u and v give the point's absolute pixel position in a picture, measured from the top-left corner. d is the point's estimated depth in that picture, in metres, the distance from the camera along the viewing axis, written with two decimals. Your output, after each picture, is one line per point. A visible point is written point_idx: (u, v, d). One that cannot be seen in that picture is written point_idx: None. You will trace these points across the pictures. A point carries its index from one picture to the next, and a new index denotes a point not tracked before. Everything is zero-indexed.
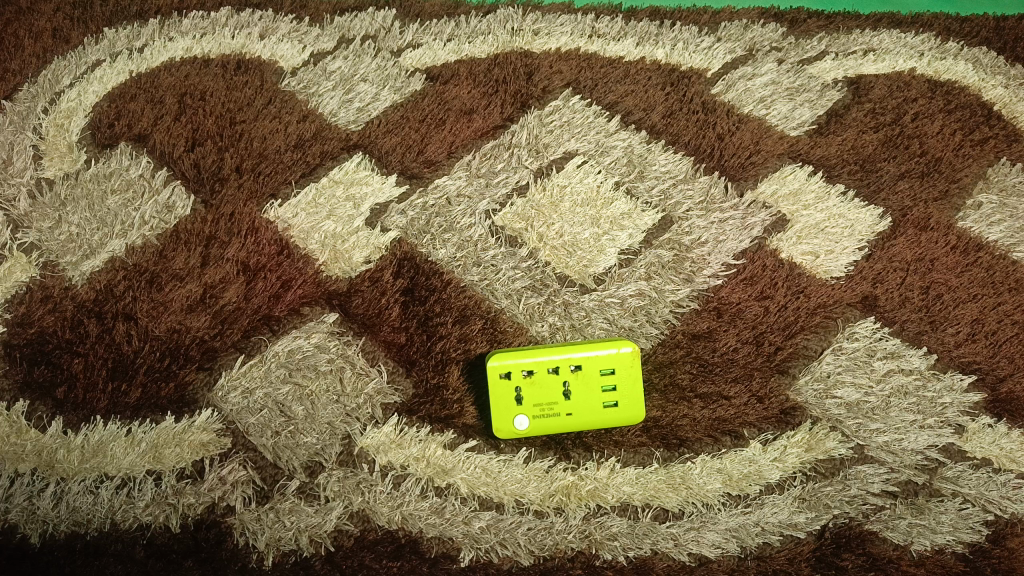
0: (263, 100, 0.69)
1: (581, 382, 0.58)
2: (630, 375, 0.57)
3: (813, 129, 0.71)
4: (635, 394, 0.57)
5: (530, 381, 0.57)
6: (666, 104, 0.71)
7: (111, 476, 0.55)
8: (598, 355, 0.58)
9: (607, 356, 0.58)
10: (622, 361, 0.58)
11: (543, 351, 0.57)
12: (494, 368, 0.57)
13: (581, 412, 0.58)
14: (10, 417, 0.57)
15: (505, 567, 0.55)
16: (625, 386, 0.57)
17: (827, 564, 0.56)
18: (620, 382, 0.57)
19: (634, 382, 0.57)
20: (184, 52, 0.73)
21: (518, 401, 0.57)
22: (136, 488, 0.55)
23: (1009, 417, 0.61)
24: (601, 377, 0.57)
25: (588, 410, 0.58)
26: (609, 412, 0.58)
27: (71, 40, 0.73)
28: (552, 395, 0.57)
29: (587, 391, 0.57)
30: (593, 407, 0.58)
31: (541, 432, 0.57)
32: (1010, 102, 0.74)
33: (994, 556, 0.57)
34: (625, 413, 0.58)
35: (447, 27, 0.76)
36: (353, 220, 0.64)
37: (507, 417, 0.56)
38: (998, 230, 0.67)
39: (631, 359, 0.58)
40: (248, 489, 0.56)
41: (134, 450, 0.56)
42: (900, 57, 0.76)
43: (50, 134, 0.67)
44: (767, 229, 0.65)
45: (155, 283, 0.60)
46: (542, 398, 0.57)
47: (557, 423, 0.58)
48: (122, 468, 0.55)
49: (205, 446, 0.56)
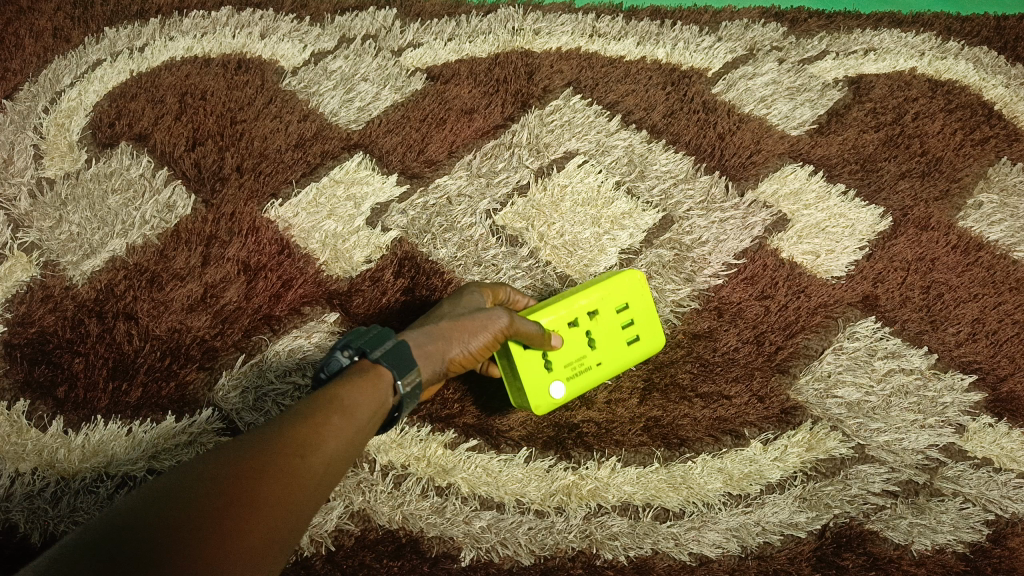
0: (264, 100, 0.69)
1: (600, 326, 0.57)
2: (643, 306, 0.58)
3: (814, 128, 0.70)
4: (652, 322, 0.58)
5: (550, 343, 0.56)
6: (667, 103, 0.71)
7: (436, 342, 0.49)
8: (609, 296, 0.57)
9: (617, 293, 0.58)
10: (632, 294, 0.58)
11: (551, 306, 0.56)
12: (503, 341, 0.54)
13: (610, 356, 0.57)
14: (10, 417, 0.57)
15: (505, 566, 0.55)
16: (641, 318, 0.58)
17: (828, 564, 0.56)
18: (635, 310, 0.58)
19: (648, 309, 0.59)
20: (184, 51, 0.72)
21: (549, 368, 0.55)
22: (466, 343, 0.51)
23: (1009, 417, 0.61)
24: (616, 313, 0.58)
25: (615, 352, 0.58)
26: (636, 347, 0.58)
27: (72, 40, 0.73)
28: (579, 349, 0.56)
29: (609, 332, 0.57)
30: (620, 346, 0.58)
31: (579, 390, 0.57)
32: (1011, 102, 0.73)
33: (994, 556, 0.56)
34: (649, 343, 0.58)
35: (447, 26, 0.75)
36: (353, 220, 0.64)
37: (544, 388, 0.55)
38: (998, 229, 0.67)
39: (638, 288, 0.58)
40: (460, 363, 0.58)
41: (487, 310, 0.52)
42: (901, 57, 0.75)
43: (51, 133, 0.67)
44: (767, 229, 0.65)
45: (155, 282, 0.60)
46: (569, 356, 0.56)
47: (591, 375, 0.57)
48: (452, 326, 0.50)
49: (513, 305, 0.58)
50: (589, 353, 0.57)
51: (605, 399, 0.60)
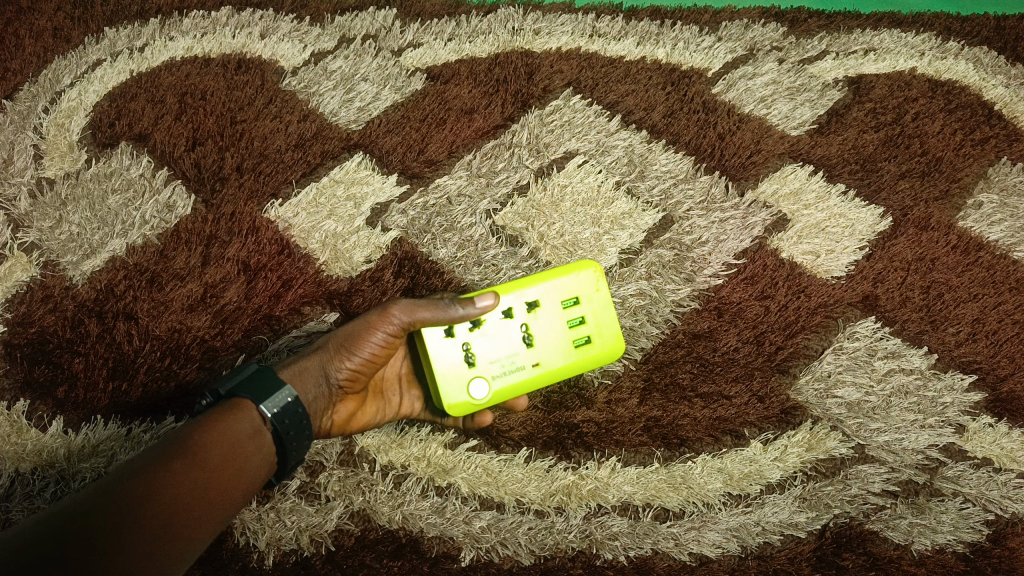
0: (264, 100, 0.69)
1: (540, 321, 0.56)
2: (594, 303, 0.57)
3: (814, 128, 0.70)
4: (606, 322, 0.57)
5: (479, 336, 0.55)
6: (667, 103, 0.71)
7: (317, 360, 0.53)
8: (553, 288, 0.56)
9: (564, 286, 0.57)
10: (582, 288, 0.57)
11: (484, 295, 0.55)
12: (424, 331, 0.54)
13: (549, 356, 0.56)
14: (10, 417, 0.57)
15: (505, 566, 0.56)
16: (591, 315, 0.57)
17: (827, 564, 0.56)
18: (585, 311, 0.57)
19: (601, 306, 0.57)
20: (185, 51, 0.72)
21: (471, 364, 0.55)
22: (349, 363, 0.52)
23: (1009, 417, 0.61)
24: (562, 314, 0.56)
25: (556, 351, 0.56)
26: (582, 351, 0.56)
27: (72, 40, 0.73)
28: (511, 346, 0.56)
29: (551, 329, 0.56)
30: (562, 348, 0.56)
31: (504, 393, 0.55)
32: (1011, 102, 0.73)
33: (994, 556, 0.57)
34: (600, 345, 0.57)
35: (447, 26, 0.75)
36: (353, 220, 0.64)
37: (463, 386, 0.54)
38: (998, 230, 0.67)
39: (592, 281, 0.57)
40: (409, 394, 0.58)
41: (377, 319, 0.52)
42: (901, 57, 0.75)
43: (51, 133, 0.67)
44: (767, 228, 0.65)
45: (155, 283, 0.60)
46: (500, 354, 0.55)
47: (523, 375, 0.56)
48: (336, 350, 0.52)
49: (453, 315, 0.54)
50: (524, 353, 0.56)
51: (606, 398, 0.60)
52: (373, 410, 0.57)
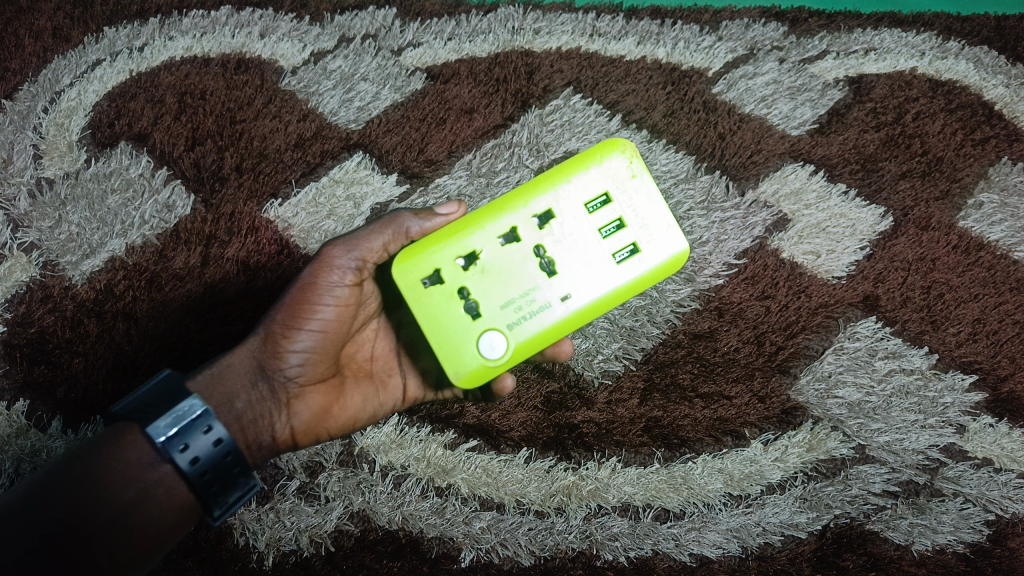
0: (264, 99, 0.69)
1: (561, 237, 0.49)
2: (622, 201, 0.49)
3: (814, 128, 0.70)
4: (643, 220, 0.49)
5: (483, 276, 0.49)
6: (667, 103, 0.71)
7: (243, 362, 0.52)
8: (567, 196, 0.49)
9: (581, 190, 0.49)
10: (607, 184, 0.49)
11: (479, 223, 0.49)
12: (409, 281, 0.49)
13: (580, 281, 0.49)
14: (10, 417, 0.57)
15: (505, 567, 0.56)
16: (622, 215, 0.49)
17: (828, 564, 0.57)
18: (618, 210, 0.49)
19: (636, 200, 0.49)
20: (184, 51, 0.72)
21: (476, 315, 0.49)
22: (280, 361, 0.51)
23: (1010, 417, 0.61)
24: (590, 224, 0.49)
25: (589, 270, 0.49)
26: (625, 267, 0.49)
27: (72, 40, 0.73)
28: (527, 276, 0.49)
29: (577, 244, 0.49)
30: (597, 269, 0.49)
31: (528, 340, 0.49)
32: (1011, 102, 0.73)
33: (995, 556, 0.57)
34: (641, 252, 0.49)
35: (447, 26, 0.75)
36: (353, 219, 0.64)
37: (474, 343, 0.49)
38: (999, 229, 0.66)
39: (616, 171, 0.49)
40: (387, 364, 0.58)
41: (304, 295, 0.50)
42: (901, 57, 0.75)
43: (51, 133, 0.67)
44: (768, 228, 0.65)
45: (154, 282, 0.60)
46: (516, 290, 0.49)
47: (548, 312, 0.49)
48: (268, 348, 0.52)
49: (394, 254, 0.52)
50: (547, 285, 0.49)
51: (606, 398, 0.60)
52: (341, 407, 0.55)
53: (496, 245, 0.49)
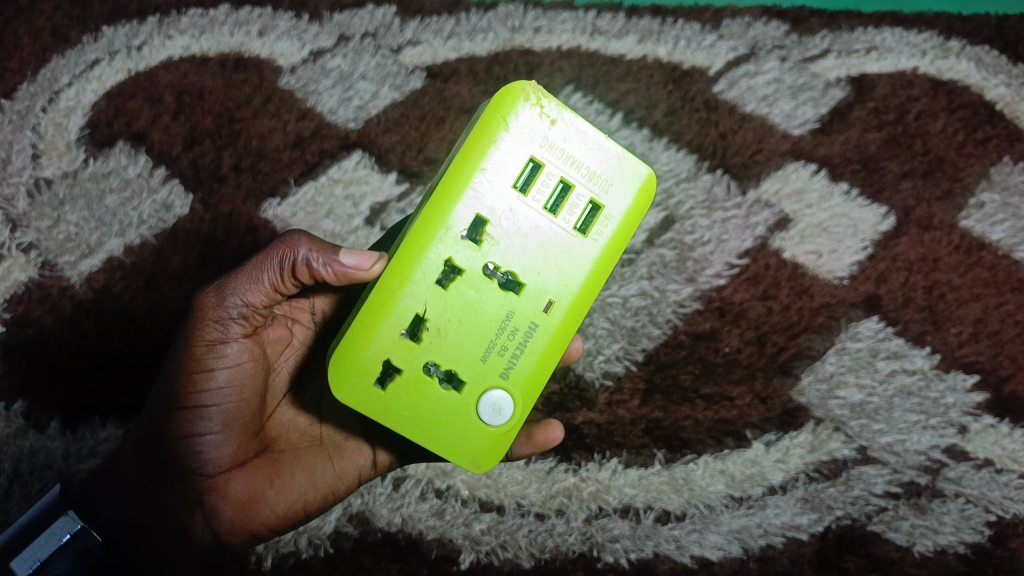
0: (261, 98, 0.67)
1: (506, 236, 0.48)
2: (551, 161, 0.48)
3: (816, 127, 0.69)
4: (583, 166, 0.48)
5: (449, 340, 0.48)
6: (669, 101, 0.69)
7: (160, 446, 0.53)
8: (490, 195, 0.48)
9: (502, 178, 0.48)
10: (523, 147, 0.48)
11: (407, 274, 0.47)
12: (361, 393, 0.48)
13: (557, 274, 0.48)
14: (9, 417, 0.58)
15: (505, 568, 0.56)
16: (558, 171, 0.48)
17: (830, 565, 0.57)
18: (552, 171, 0.48)
19: (566, 150, 0.48)
20: (184, 50, 0.69)
21: (460, 390, 0.48)
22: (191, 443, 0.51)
23: (1011, 417, 0.60)
24: (532, 204, 0.48)
25: (557, 247, 0.48)
26: (593, 229, 0.48)
27: (72, 41, 0.69)
28: (494, 302, 0.48)
29: (532, 227, 0.48)
30: (564, 249, 0.48)
31: (532, 378, 0.48)
32: (1012, 102, 0.70)
33: (995, 557, 0.58)
34: (593, 201, 0.48)
35: (447, 24, 0.71)
36: (352, 219, 0.64)
37: (477, 414, 0.48)
38: (1000, 230, 0.66)
39: (522, 132, 0.47)
40: (336, 427, 0.55)
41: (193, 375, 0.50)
42: (902, 57, 0.71)
43: (50, 133, 0.66)
44: (770, 228, 0.65)
45: (153, 283, 0.61)
46: (491, 326, 0.48)
47: (538, 337, 0.48)
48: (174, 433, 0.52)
49: (281, 293, 0.51)
50: (523, 302, 0.48)
51: (607, 399, 0.59)
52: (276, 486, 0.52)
53: (439, 291, 0.48)
